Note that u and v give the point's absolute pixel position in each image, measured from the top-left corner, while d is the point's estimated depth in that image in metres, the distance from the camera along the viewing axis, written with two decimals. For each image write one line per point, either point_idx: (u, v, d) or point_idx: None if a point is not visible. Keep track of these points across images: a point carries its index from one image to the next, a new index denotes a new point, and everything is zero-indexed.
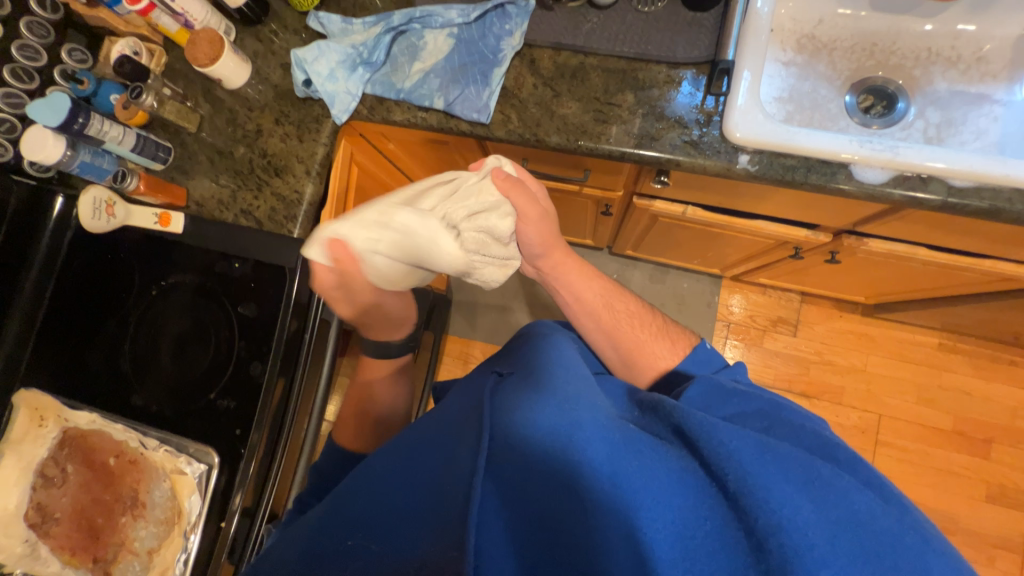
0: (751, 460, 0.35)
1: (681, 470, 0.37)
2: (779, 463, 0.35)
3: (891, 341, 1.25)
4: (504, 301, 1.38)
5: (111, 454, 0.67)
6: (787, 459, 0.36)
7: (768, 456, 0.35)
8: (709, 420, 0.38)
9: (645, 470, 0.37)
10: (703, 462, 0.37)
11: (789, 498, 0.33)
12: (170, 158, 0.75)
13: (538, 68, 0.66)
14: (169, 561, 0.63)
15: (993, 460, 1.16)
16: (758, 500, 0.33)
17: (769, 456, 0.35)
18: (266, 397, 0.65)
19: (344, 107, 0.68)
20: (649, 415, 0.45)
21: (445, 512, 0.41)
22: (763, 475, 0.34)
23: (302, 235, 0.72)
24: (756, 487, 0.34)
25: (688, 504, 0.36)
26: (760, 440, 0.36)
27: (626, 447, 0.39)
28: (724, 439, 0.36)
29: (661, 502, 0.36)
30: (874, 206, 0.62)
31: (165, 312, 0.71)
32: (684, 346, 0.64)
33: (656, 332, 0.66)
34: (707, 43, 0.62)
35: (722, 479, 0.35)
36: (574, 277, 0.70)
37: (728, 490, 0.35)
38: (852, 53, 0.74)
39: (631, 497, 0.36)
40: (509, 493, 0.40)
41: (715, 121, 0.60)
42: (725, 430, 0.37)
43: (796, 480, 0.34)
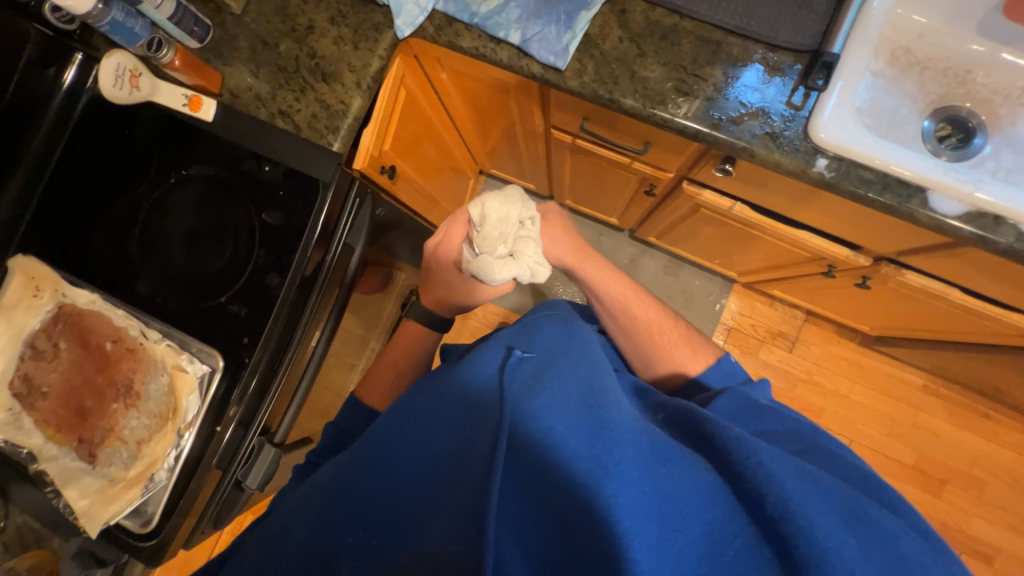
0: (793, 484, 0.34)
1: (712, 484, 0.36)
2: (823, 493, 0.34)
3: (879, 374, 1.29)
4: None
5: (108, 339, 0.64)
6: (829, 490, 0.34)
7: (810, 484, 0.34)
8: (748, 438, 0.36)
9: (673, 479, 0.36)
10: (734, 478, 0.35)
11: (834, 530, 0.32)
12: (207, 39, 0.70)
13: (627, 21, 0.61)
14: (157, 455, 0.61)
15: (942, 500, 1.23)
16: (801, 526, 0.32)
17: (811, 484, 0.34)
18: (279, 311, 0.63)
19: (410, 19, 0.63)
20: (675, 426, 0.44)
21: (456, 492, 0.38)
22: (807, 502, 0.33)
23: (341, 150, 0.67)
24: (799, 514, 0.32)
25: (719, 519, 0.34)
26: (800, 468, 0.35)
27: (655, 453, 0.37)
28: (764, 459, 0.35)
29: (690, 514, 0.34)
30: (932, 237, 0.61)
31: (179, 204, 0.67)
32: (711, 356, 0.63)
33: (684, 340, 0.65)
34: (814, 30, 0.58)
35: (759, 499, 0.34)
36: (604, 277, 0.69)
37: (766, 512, 0.33)
38: (943, 77, 0.71)
39: (661, 508, 0.34)
40: (523, 482, 0.38)
41: (800, 117, 0.57)
42: (765, 450, 0.36)
43: (838, 513, 0.33)
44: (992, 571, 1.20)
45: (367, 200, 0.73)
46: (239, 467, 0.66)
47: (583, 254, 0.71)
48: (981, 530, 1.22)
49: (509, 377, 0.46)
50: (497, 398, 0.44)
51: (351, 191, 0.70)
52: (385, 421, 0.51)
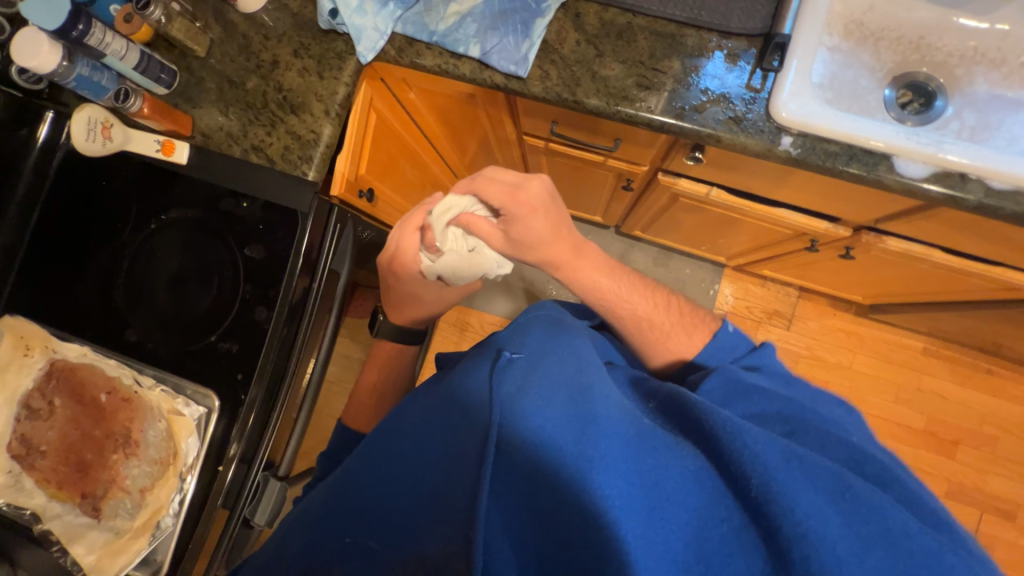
0: (777, 465, 0.34)
1: (700, 471, 0.36)
2: (806, 471, 0.34)
3: (879, 342, 1.29)
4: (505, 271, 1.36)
5: (102, 390, 0.64)
6: (815, 468, 0.34)
7: (795, 464, 0.34)
8: (736, 421, 0.36)
9: (661, 469, 0.36)
10: (721, 464, 0.36)
11: (817, 509, 0.32)
12: (175, 84, 0.71)
13: (583, 24, 0.63)
14: (161, 502, 0.61)
15: (957, 461, 1.23)
16: (783, 507, 0.32)
17: (796, 464, 0.34)
18: (270, 343, 0.63)
19: (371, 44, 0.64)
20: (664, 411, 0.43)
21: (448, 500, 0.40)
22: (789, 482, 0.33)
23: (317, 179, 0.68)
24: (780, 494, 0.32)
25: (707, 505, 0.35)
26: (787, 448, 0.35)
27: (642, 444, 0.37)
28: (749, 441, 0.35)
29: (677, 502, 0.35)
30: (905, 202, 0.62)
31: (162, 249, 0.67)
32: (707, 329, 0.61)
33: (681, 319, 0.62)
34: (764, 14, 0.60)
35: (745, 483, 0.34)
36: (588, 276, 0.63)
37: (752, 496, 0.33)
38: (898, 45, 0.72)
39: (647, 500, 0.35)
40: (512, 485, 0.39)
41: (761, 99, 0.58)
42: (750, 433, 0.35)
43: (825, 492, 0.33)
44: (1016, 527, 1.19)
45: (348, 224, 0.74)
46: (246, 504, 0.65)
47: (567, 256, 0.64)
48: (1000, 487, 1.21)
49: (493, 376, 0.45)
50: (480, 400, 0.44)
51: (331, 217, 0.70)
52: (377, 425, 0.51)
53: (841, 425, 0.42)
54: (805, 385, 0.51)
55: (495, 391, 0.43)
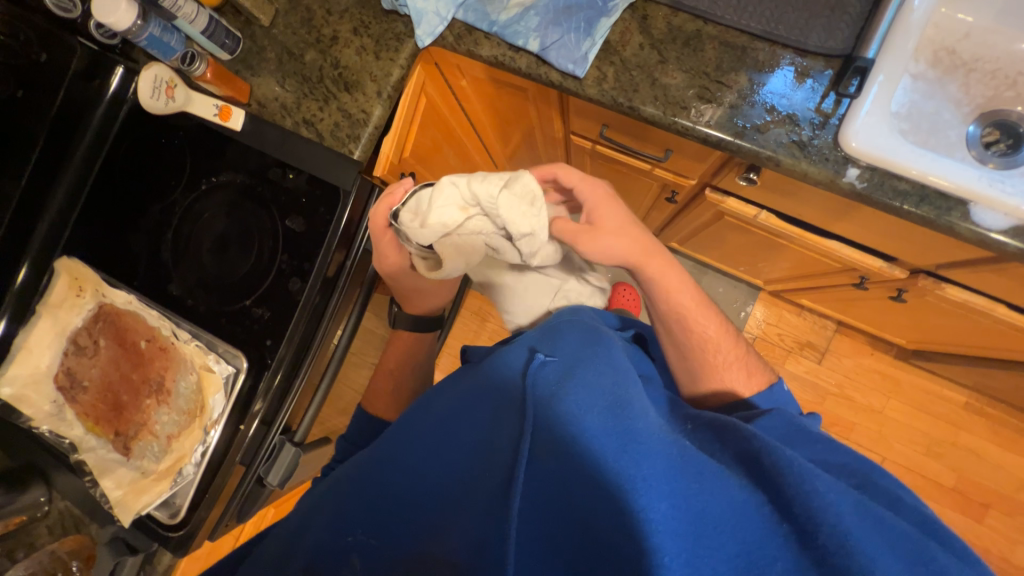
0: (849, 516, 0.32)
1: (749, 503, 0.35)
2: (883, 532, 0.32)
3: (916, 390, 1.22)
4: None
5: (143, 338, 0.68)
6: (891, 529, 0.33)
7: (869, 521, 0.33)
8: (801, 464, 0.35)
9: (707, 495, 0.35)
10: (775, 501, 0.35)
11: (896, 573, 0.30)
12: (238, 50, 0.72)
13: (649, 27, 0.60)
14: (185, 450, 0.64)
15: (985, 525, 1.16)
16: (860, 565, 0.30)
17: (870, 520, 0.33)
18: (300, 313, 0.65)
19: (430, 29, 0.63)
20: (709, 440, 0.43)
21: (481, 497, 0.40)
22: (866, 538, 0.32)
23: (362, 158, 0.69)
24: (857, 551, 0.31)
25: (758, 541, 0.33)
26: (859, 502, 0.34)
27: (686, 467, 0.37)
28: (819, 488, 0.34)
29: (727, 531, 0.34)
30: (975, 251, 0.58)
31: (209, 210, 0.70)
32: (764, 379, 0.62)
33: (742, 357, 0.63)
34: (847, 34, 0.56)
35: (809, 529, 0.32)
36: (669, 282, 0.64)
37: (819, 544, 0.32)
38: (991, 79, 0.66)
39: (693, 525, 0.34)
40: (550, 489, 0.39)
41: (831, 125, 0.55)
42: (820, 479, 0.34)
43: (900, 555, 0.31)
44: None
45: None
46: (261, 463, 0.68)
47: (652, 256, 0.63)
48: None
49: (536, 381, 0.46)
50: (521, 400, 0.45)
51: (371, 197, 0.71)
52: (408, 414, 0.52)
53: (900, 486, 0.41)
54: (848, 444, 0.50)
55: (537, 396, 0.44)
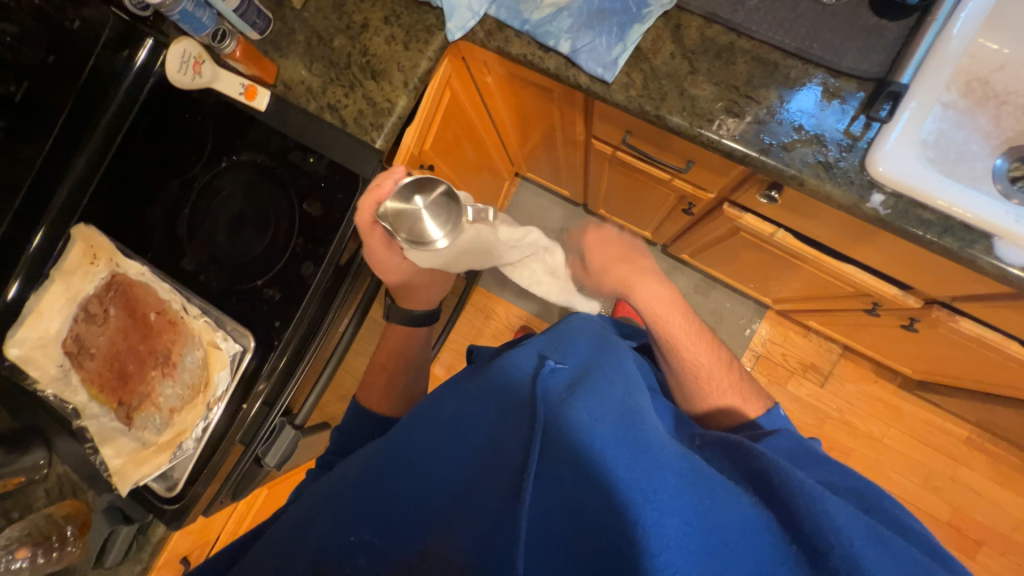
0: (860, 540, 0.32)
1: (759, 522, 0.35)
2: (894, 556, 0.32)
3: (918, 421, 1.21)
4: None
5: (153, 310, 0.68)
6: (904, 557, 0.32)
7: (881, 546, 0.32)
8: (811, 485, 0.35)
9: (718, 512, 0.35)
10: (786, 521, 0.34)
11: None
12: (267, 31, 0.73)
13: (681, 37, 0.60)
14: (187, 424, 0.65)
15: (977, 562, 1.15)
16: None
17: (883, 547, 0.32)
18: (311, 297, 0.65)
19: (461, 23, 0.63)
20: (718, 458, 0.43)
21: (488, 500, 0.39)
22: (878, 564, 0.31)
23: (383, 147, 0.69)
24: (867, 574, 0.31)
25: (767, 561, 0.33)
26: (871, 525, 0.33)
27: (697, 482, 0.37)
28: (829, 510, 0.33)
29: (738, 551, 0.33)
30: (994, 286, 0.57)
31: (228, 188, 0.70)
32: (761, 403, 0.61)
33: (737, 382, 0.63)
34: (881, 58, 0.55)
35: (819, 551, 0.32)
36: (658, 309, 0.65)
37: (830, 567, 0.31)
38: (1023, 114, 0.66)
39: (703, 542, 0.34)
40: (559, 497, 0.39)
41: (858, 149, 0.54)
42: (831, 501, 0.34)
43: None
44: None
45: None
46: (260, 444, 0.68)
47: (635, 279, 0.67)
48: None
49: (548, 389, 0.46)
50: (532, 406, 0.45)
51: None
52: (416, 412, 0.52)
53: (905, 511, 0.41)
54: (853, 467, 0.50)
55: (549, 403, 0.44)
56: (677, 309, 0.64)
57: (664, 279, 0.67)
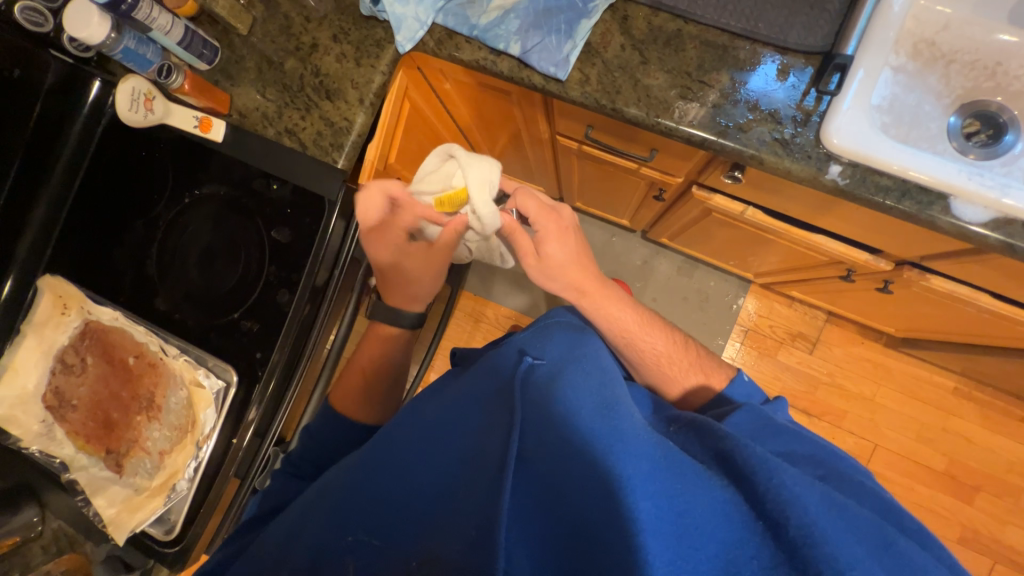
0: (818, 510, 0.33)
1: (728, 503, 0.35)
2: (847, 520, 0.34)
3: (906, 377, 1.24)
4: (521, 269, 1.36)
5: (131, 354, 0.67)
6: (857, 523, 0.34)
7: (834, 511, 0.34)
8: (770, 458, 0.36)
9: (688, 496, 0.35)
10: (752, 499, 0.35)
11: (860, 561, 0.31)
12: (216, 60, 0.71)
13: (630, 27, 0.60)
14: (178, 466, 0.64)
15: (976, 507, 1.18)
16: (826, 553, 0.31)
17: (836, 510, 0.34)
18: (291, 323, 0.65)
19: (410, 34, 0.63)
20: (689, 437, 0.44)
21: (467, 502, 0.39)
22: (833, 529, 0.33)
23: (346, 167, 0.68)
24: (822, 540, 0.32)
25: (735, 542, 0.33)
26: (825, 494, 0.35)
27: (670, 468, 0.37)
28: (788, 482, 0.35)
29: (707, 533, 0.34)
30: (956, 244, 0.58)
31: (193, 223, 0.69)
32: (724, 375, 0.62)
33: (695, 359, 0.64)
34: (826, 31, 0.56)
35: (781, 523, 0.33)
36: (612, 312, 0.64)
37: (789, 539, 0.33)
38: (970, 70, 0.67)
39: (674, 525, 0.34)
40: (538, 492, 0.38)
41: (812, 123, 0.55)
42: (788, 473, 0.35)
43: (864, 543, 0.33)
44: None
45: None
46: (256, 477, 0.67)
47: (590, 291, 0.65)
48: (1018, 539, 1.16)
49: (525, 382, 0.46)
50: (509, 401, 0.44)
51: (358, 205, 0.70)
52: (396, 419, 0.52)
53: (868, 476, 0.43)
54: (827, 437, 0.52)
55: (526, 398, 0.44)
56: (626, 306, 0.65)
57: (622, 293, 0.66)
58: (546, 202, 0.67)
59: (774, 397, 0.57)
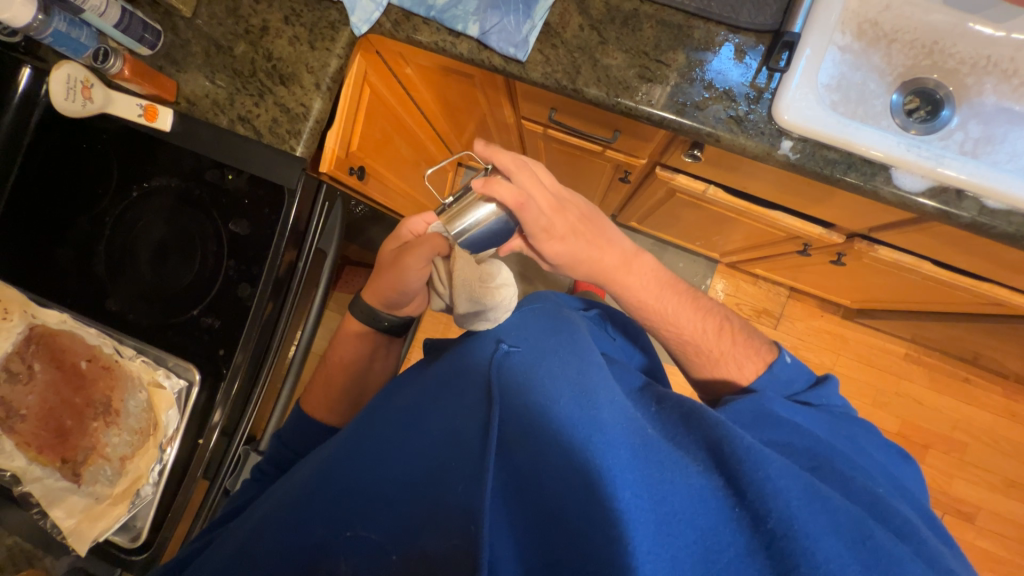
0: (797, 502, 0.34)
1: (706, 490, 0.35)
2: (828, 511, 0.34)
3: (863, 346, 1.31)
4: (524, 261, 1.35)
5: (82, 357, 0.62)
6: (836, 512, 0.34)
7: (816, 503, 0.34)
8: (756, 450, 0.36)
9: (668, 484, 0.35)
10: (733, 487, 0.35)
11: (837, 554, 0.32)
12: (159, 45, 0.68)
13: (587, 8, 0.60)
14: (141, 471, 0.60)
15: (926, 464, 1.26)
16: (802, 547, 0.32)
17: (818, 503, 0.34)
18: (254, 319, 0.63)
19: (365, 16, 0.62)
20: (674, 423, 0.43)
21: (448, 491, 0.39)
22: (812, 523, 0.33)
23: (305, 154, 0.66)
24: (801, 533, 0.32)
25: (712, 528, 0.34)
26: (811, 486, 0.35)
27: (650, 456, 0.37)
28: (771, 475, 0.35)
29: (687, 522, 0.34)
30: (901, 214, 0.62)
31: (145, 218, 0.65)
32: (763, 357, 0.58)
33: (734, 344, 0.59)
34: (774, 9, 0.58)
35: (759, 514, 0.33)
36: (637, 289, 0.61)
37: (767, 529, 0.33)
38: (910, 49, 0.69)
39: (655, 512, 0.34)
40: (515, 481, 0.38)
41: (765, 100, 0.57)
42: (774, 465, 0.35)
43: (846, 537, 0.33)
44: (975, 529, 1.24)
45: (336, 203, 0.73)
46: (226, 477, 0.66)
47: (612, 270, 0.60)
48: (964, 491, 1.25)
49: (500, 372, 0.45)
50: (489, 390, 0.44)
51: (319, 194, 0.69)
52: (370, 407, 0.52)
53: (868, 477, 0.42)
54: (850, 432, 0.49)
55: (505, 388, 0.43)
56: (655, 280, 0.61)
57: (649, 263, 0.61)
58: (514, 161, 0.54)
59: (826, 380, 0.56)
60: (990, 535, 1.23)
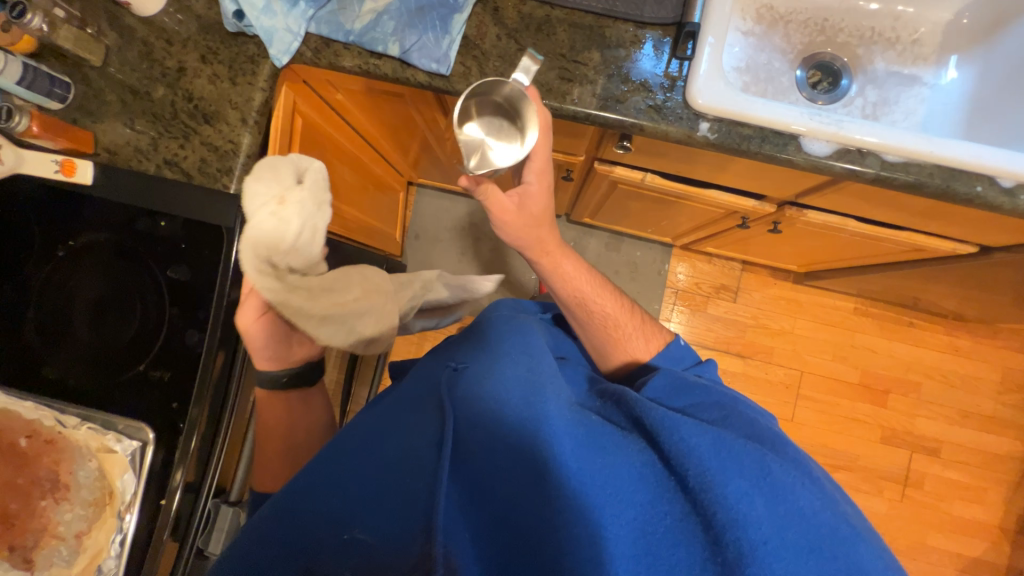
0: (708, 455, 0.37)
1: (640, 467, 0.39)
2: (733, 457, 0.37)
3: (816, 306, 1.38)
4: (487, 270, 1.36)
5: (20, 435, 0.57)
6: (742, 452, 0.38)
7: (724, 450, 0.38)
8: (671, 417, 0.40)
9: (606, 466, 0.39)
10: (663, 459, 0.39)
11: (743, 492, 0.35)
12: (71, 98, 0.66)
13: (502, 18, 0.62)
14: (101, 544, 0.55)
15: (889, 408, 1.34)
16: (716, 495, 0.35)
17: (725, 450, 0.38)
18: (206, 366, 0.59)
19: (284, 46, 0.61)
20: (612, 410, 0.47)
21: (407, 510, 0.40)
22: (722, 470, 0.36)
23: (240, 190, 0.65)
24: (713, 483, 0.36)
25: (648, 502, 0.37)
26: (719, 437, 0.39)
27: (590, 444, 0.40)
28: (685, 435, 0.39)
29: (624, 500, 0.37)
30: (817, 177, 0.66)
31: (77, 277, 0.62)
32: (664, 338, 0.64)
33: (643, 325, 0.65)
34: (675, 3, 0.61)
35: (682, 475, 0.37)
36: (566, 271, 0.66)
37: (689, 488, 0.37)
38: (805, 27, 0.75)
39: (597, 495, 0.37)
40: (474, 491, 0.40)
41: (678, 87, 0.60)
42: (686, 426, 0.39)
43: (750, 476, 0.36)
44: (941, 462, 1.32)
45: None
46: (198, 535, 0.60)
47: (550, 248, 0.65)
48: (926, 427, 1.33)
49: (452, 388, 0.47)
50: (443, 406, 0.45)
51: None
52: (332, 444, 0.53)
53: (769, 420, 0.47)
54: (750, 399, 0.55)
55: (457, 400, 0.45)
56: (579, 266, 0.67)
57: (577, 255, 0.68)
58: (544, 120, 0.56)
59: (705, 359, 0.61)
60: (955, 465, 1.31)
